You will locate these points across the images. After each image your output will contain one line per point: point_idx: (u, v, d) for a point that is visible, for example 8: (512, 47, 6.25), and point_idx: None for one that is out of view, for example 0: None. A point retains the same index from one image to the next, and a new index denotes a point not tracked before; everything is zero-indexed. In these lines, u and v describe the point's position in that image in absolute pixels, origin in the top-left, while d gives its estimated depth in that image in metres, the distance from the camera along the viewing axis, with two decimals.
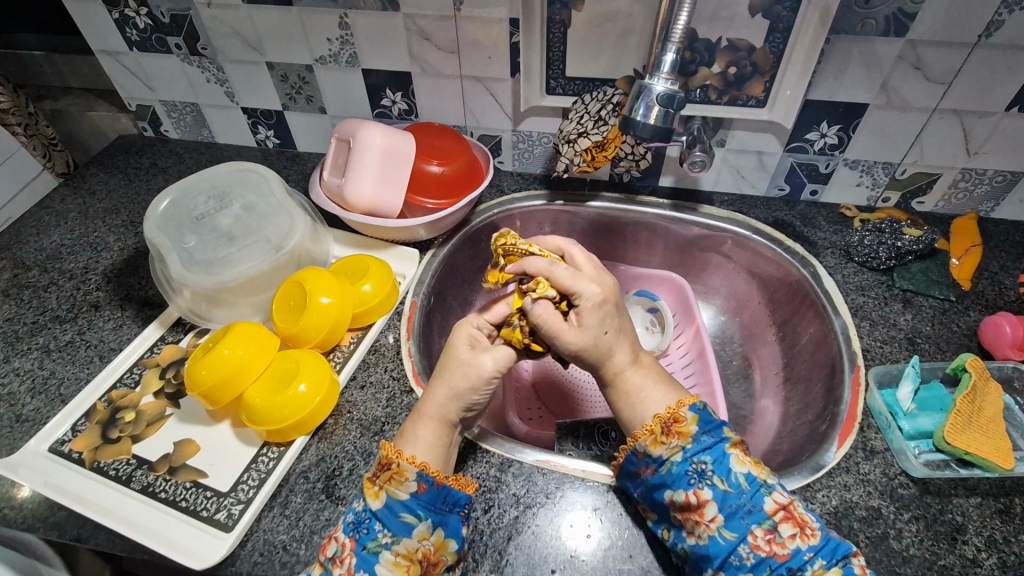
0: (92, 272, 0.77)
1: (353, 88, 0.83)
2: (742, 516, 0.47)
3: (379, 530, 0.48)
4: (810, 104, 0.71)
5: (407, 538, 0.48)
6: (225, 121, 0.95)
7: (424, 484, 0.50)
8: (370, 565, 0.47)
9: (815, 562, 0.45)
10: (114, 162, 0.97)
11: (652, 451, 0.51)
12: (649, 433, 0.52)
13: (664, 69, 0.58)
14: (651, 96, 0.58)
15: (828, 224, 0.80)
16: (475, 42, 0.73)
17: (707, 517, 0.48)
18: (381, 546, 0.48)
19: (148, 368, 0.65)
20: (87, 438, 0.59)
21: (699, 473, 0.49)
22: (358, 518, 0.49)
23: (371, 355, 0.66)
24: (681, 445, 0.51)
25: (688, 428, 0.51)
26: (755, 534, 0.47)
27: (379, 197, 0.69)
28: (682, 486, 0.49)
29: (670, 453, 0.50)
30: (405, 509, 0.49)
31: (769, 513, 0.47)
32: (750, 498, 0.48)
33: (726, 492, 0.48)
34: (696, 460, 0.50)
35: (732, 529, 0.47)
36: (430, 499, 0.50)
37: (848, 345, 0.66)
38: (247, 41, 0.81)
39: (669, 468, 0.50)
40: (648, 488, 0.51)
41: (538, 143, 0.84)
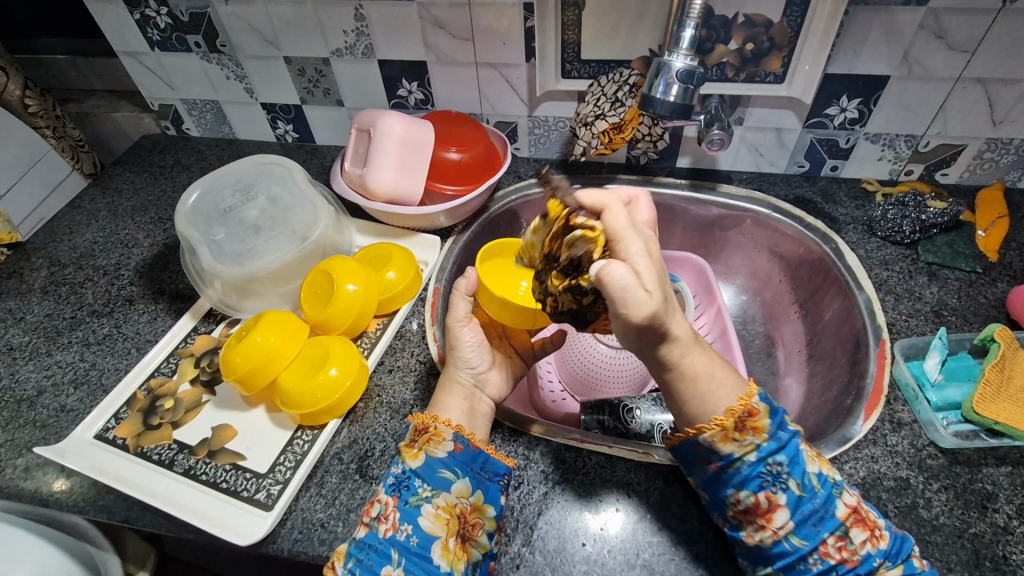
0: (125, 268, 0.80)
1: (369, 79, 0.84)
2: (813, 522, 0.47)
3: (419, 485, 0.51)
4: (828, 78, 0.70)
5: (447, 492, 0.51)
6: (244, 116, 0.96)
7: (459, 445, 0.53)
8: (414, 518, 0.49)
9: (884, 564, 0.45)
10: (140, 161, 0.99)
11: (719, 447, 0.48)
12: (720, 429, 0.48)
13: (683, 45, 0.58)
14: (670, 73, 0.58)
15: (849, 199, 0.79)
16: (489, 27, 0.74)
17: (778, 521, 0.47)
18: (423, 500, 0.50)
19: (184, 358, 0.67)
20: (130, 424, 0.61)
21: (774, 476, 0.47)
22: (397, 479, 0.51)
23: (397, 341, 0.67)
24: (754, 444, 0.48)
25: (761, 424, 0.48)
26: (826, 541, 0.46)
27: (400, 185, 0.69)
28: (754, 488, 0.47)
29: (742, 452, 0.48)
30: (444, 466, 0.52)
31: (840, 519, 0.46)
32: (826, 500, 0.47)
33: (800, 497, 0.47)
34: (771, 461, 0.48)
35: (801, 534, 0.47)
36: (467, 459, 0.53)
37: (873, 320, 0.65)
38: (264, 36, 0.82)
39: (740, 466, 0.48)
40: (714, 479, 0.49)
41: (554, 128, 0.84)
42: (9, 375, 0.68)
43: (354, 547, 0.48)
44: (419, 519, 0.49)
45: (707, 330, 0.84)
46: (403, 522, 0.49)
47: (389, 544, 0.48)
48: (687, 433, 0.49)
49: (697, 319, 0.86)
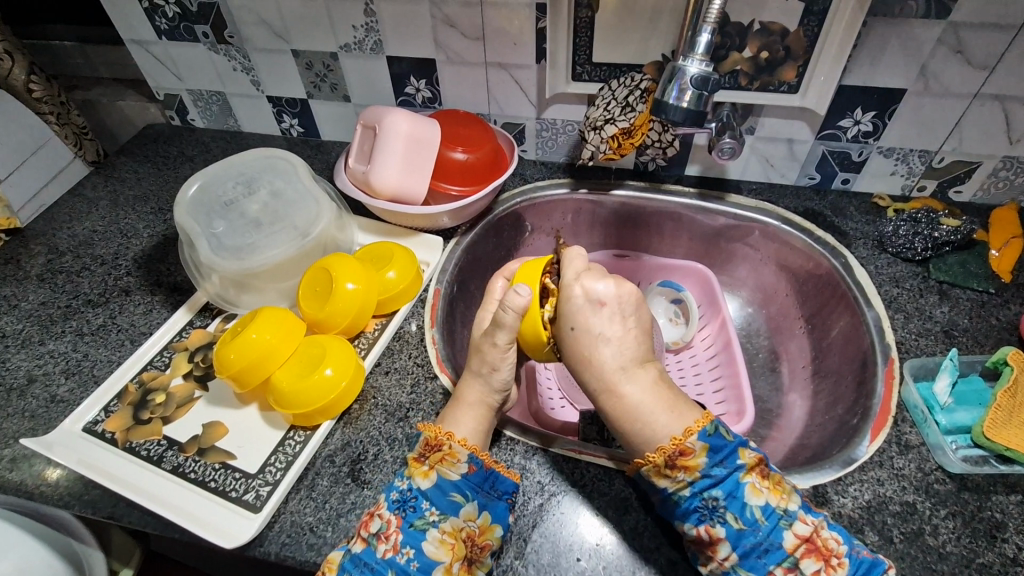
0: (123, 258, 0.79)
1: (377, 75, 0.83)
2: (758, 555, 0.46)
3: (425, 508, 0.49)
4: (843, 90, 0.69)
5: (455, 516, 0.49)
6: (250, 110, 0.96)
7: (473, 466, 0.52)
8: (417, 542, 0.48)
9: None
10: (143, 150, 0.98)
11: (656, 480, 0.48)
12: (654, 464, 0.48)
13: (699, 51, 0.56)
14: (684, 78, 0.56)
15: (860, 214, 0.77)
16: (500, 27, 0.73)
17: (722, 555, 0.46)
18: (429, 524, 0.49)
19: (178, 352, 0.66)
20: (120, 418, 0.60)
21: (710, 510, 0.47)
22: (403, 497, 0.50)
23: (395, 342, 0.66)
24: (687, 479, 0.48)
25: (697, 460, 0.48)
26: (774, 573, 0.45)
27: (404, 183, 0.68)
28: (692, 521, 0.47)
29: (677, 487, 0.48)
30: (455, 488, 0.50)
31: (788, 551, 0.45)
32: (767, 531, 0.46)
33: (740, 530, 0.46)
34: (707, 495, 0.47)
35: (749, 566, 0.46)
36: (477, 481, 0.51)
37: (881, 338, 0.64)
38: (272, 29, 0.82)
39: (679, 499, 0.48)
40: (660, 510, 0.49)
41: (562, 132, 0.83)
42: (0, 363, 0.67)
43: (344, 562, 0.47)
44: (423, 544, 0.48)
45: (710, 341, 0.83)
46: (404, 544, 0.48)
47: (388, 565, 0.47)
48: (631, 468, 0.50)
49: (699, 331, 0.85)
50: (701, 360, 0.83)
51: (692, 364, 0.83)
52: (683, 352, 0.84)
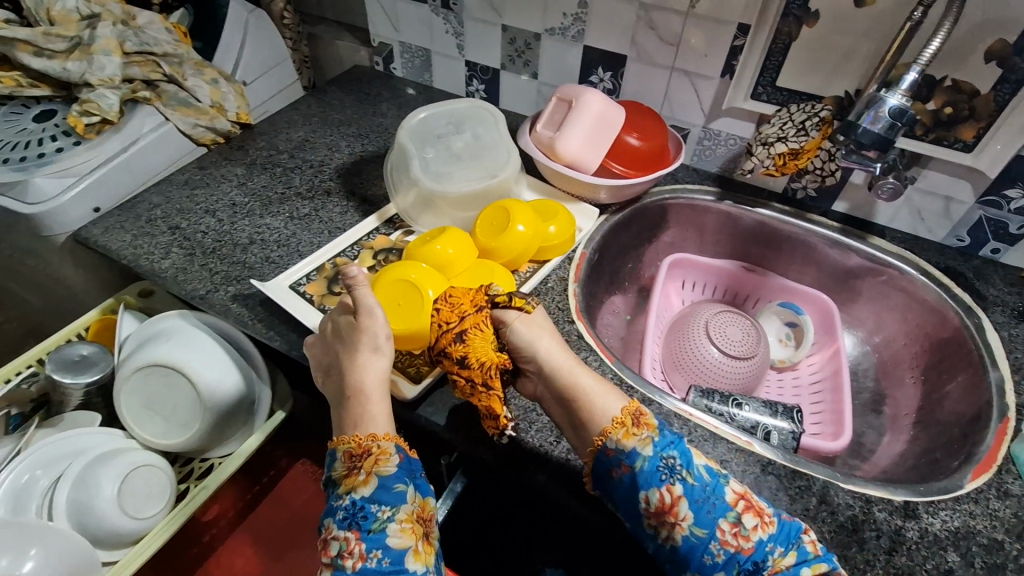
0: (327, 166, 0.94)
1: (569, 61, 0.94)
2: (708, 511, 0.51)
3: (376, 509, 0.51)
4: (1019, 160, 0.71)
5: (403, 505, 0.51)
6: (446, 69, 1.09)
7: (402, 454, 0.54)
8: (381, 541, 0.49)
9: (776, 549, 0.50)
10: (349, 86, 1.15)
11: (622, 445, 0.53)
12: (620, 427, 0.54)
13: (903, 86, 0.62)
14: (882, 108, 0.62)
15: (1004, 284, 0.79)
16: (697, 38, 0.81)
17: (681, 515, 0.51)
18: (385, 521, 0.50)
19: (365, 249, 0.80)
20: (318, 285, 0.74)
21: (670, 468, 0.52)
22: (352, 510, 0.51)
23: (541, 286, 0.76)
24: (649, 437, 0.54)
25: (652, 421, 0.55)
26: (722, 529, 0.50)
27: (583, 154, 0.78)
28: (655, 484, 0.52)
29: (642, 445, 0.53)
30: (397, 479, 0.52)
31: (731, 505, 0.51)
32: (712, 485, 0.52)
33: (693, 486, 0.52)
34: (665, 455, 0.53)
35: (702, 525, 0.51)
36: (409, 466, 0.54)
37: (1001, 397, 0.66)
38: (492, 3, 0.95)
39: (642, 463, 0.53)
40: (621, 484, 0.53)
41: (723, 144, 0.90)
42: (230, 224, 0.84)
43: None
44: (388, 541, 0.50)
45: (817, 368, 0.87)
46: (369, 550, 0.49)
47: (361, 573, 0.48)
48: (595, 444, 0.55)
49: (809, 356, 0.89)
50: (805, 383, 0.87)
51: (795, 385, 0.87)
52: (789, 372, 0.89)
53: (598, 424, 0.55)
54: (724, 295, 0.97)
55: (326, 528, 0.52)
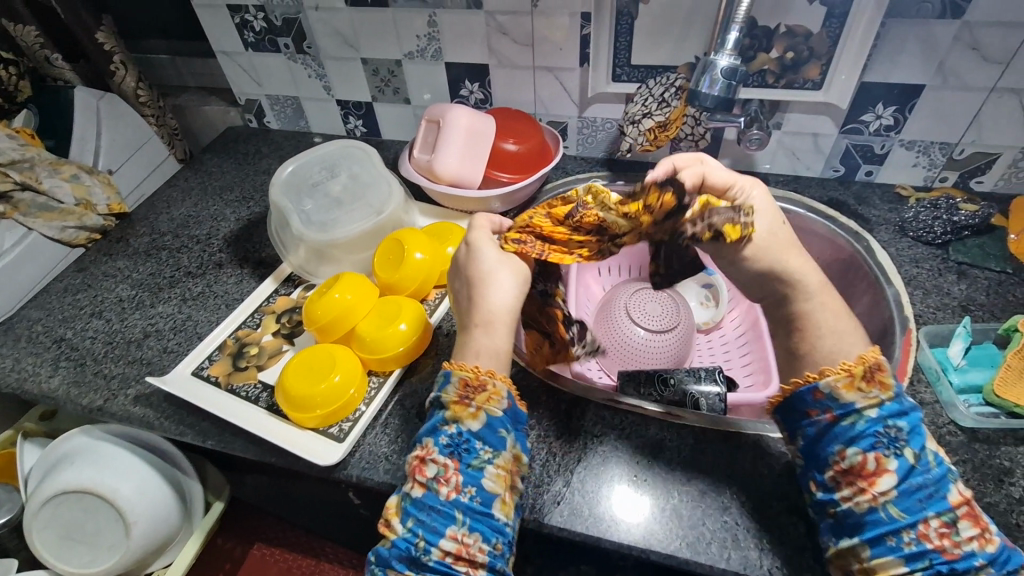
0: (215, 237, 0.90)
1: (436, 80, 0.94)
2: (920, 499, 0.47)
3: (480, 448, 0.52)
4: (864, 87, 0.75)
5: (504, 452, 0.53)
6: (321, 112, 1.08)
7: (512, 403, 0.55)
8: (476, 480, 0.51)
9: (984, 566, 0.45)
10: (226, 149, 1.11)
11: (841, 395, 0.51)
12: (846, 374, 0.51)
13: (728, 46, 0.63)
14: (715, 71, 0.63)
15: (883, 202, 0.83)
16: (548, 35, 0.82)
17: (880, 486, 0.48)
18: (485, 462, 0.52)
19: (267, 314, 0.76)
20: (222, 365, 0.70)
21: (891, 438, 0.49)
22: (454, 441, 0.53)
23: (453, 309, 0.75)
24: (880, 399, 0.50)
25: (888, 382, 0.51)
26: (929, 523, 0.46)
27: (463, 169, 0.78)
28: (865, 445, 0.49)
29: (864, 403, 0.50)
30: (502, 425, 0.54)
31: (952, 506, 0.47)
32: (941, 478, 0.48)
33: (914, 466, 0.48)
34: (891, 424, 0.50)
35: (903, 508, 0.47)
36: (513, 416, 0.55)
37: (900, 311, 0.68)
38: (346, 39, 0.94)
39: (855, 421, 0.50)
40: (820, 430, 0.52)
41: (601, 129, 0.91)
42: (120, 322, 0.79)
43: (411, 506, 0.51)
44: (482, 481, 0.51)
45: (740, 321, 0.89)
46: (466, 484, 0.51)
47: (453, 506, 0.50)
48: (805, 380, 0.53)
49: (730, 311, 0.90)
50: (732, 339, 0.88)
51: (722, 343, 0.89)
52: (714, 333, 0.90)
53: (835, 357, 0.53)
54: (639, 272, 0.98)
55: (427, 447, 0.53)
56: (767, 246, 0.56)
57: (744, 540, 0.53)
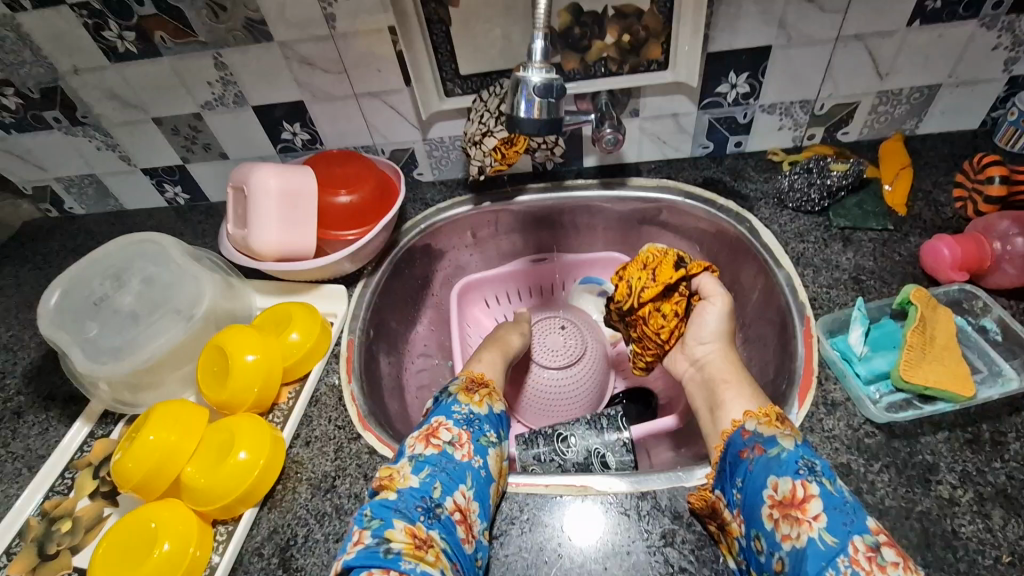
0: (10, 376, 0.73)
1: (249, 128, 0.80)
2: (845, 522, 0.43)
3: (486, 430, 0.56)
4: (712, 58, 0.68)
5: (502, 443, 0.56)
6: (128, 186, 0.90)
7: (503, 412, 0.60)
8: (484, 453, 0.53)
9: None
10: (21, 252, 0.91)
11: (763, 431, 0.49)
12: (764, 416, 0.50)
13: (536, 58, 0.52)
14: (528, 88, 0.52)
15: (758, 173, 0.77)
16: (359, 57, 0.70)
17: (811, 513, 0.43)
18: (490, 442, 0.54)
19: (80, 470, 0.61)
20: (24, 559, 0.55)
21: (810, 468, 0.46)
22: (467, 417, 0.55)
23: (313, 407, 0.62)
24: (794, 437, 0.48)
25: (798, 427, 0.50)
26: (857, 546, 0.41)
27: (289, 240, 0.65)
28: (790, 474, 0.46)
29: (784, 438, 0.48)
30: (493, 422, 0.57)
31: (873, 531, 0.42)
32: (856, 507, 0.44)
33: (835, 493, 0.44)
34: (807, 457, 0.47)
35: (834, 532, 0.42)
36: (502, 424, 0.59)
37: (795, 297, 0.63)
38: (125, 100, 0.77)
39: (779, 452, 0.47)
40: (749, 467, 0.48)
41: (452, 149, 0.81)
42: None
43: (423, 459, 0.51)
44: (488, 458, 0.53)
45: None
46: (477, 453, 0.53)
47: (466, 467, 0.51)
48: (733, 427, 0.52)
49: None
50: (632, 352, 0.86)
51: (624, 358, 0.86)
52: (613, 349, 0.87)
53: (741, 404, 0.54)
54: (531, 293, 0.91)
55: (438, 419, 0.55)
56: (708, 321, 0.61)
57: None
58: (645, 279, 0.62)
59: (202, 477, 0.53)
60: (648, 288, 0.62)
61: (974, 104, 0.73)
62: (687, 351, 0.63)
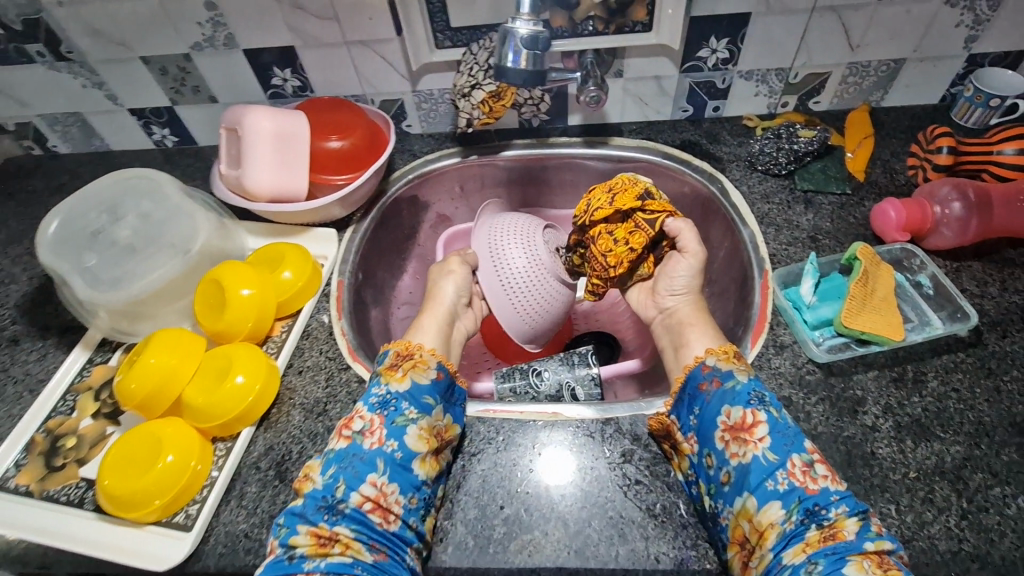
0: (3, 307, 0.75)
1: (239, 71, 0.80)
2: (786, 443, 0.49)
3: (405, 407, 0.54)
4: (694, 22, 0.71)
5: (429, 415, 0.54)
6: (114, 126, 0.90)
7: (441, 373, 0.57)
8: (399, 435, 0.52)
9: (840, 504, 0.46)
10: (4, 188, 0.91)
11: (721, 367, 0.54)
12: (723, 353, 0.56)
13: (523, 10, 0.55)
14: (515, 40, 0.55)
15: (733, 137, 0.81)
16: (351, 4, 0.71)
17: (758, 435, 0.50)
18: (408, 420, 0.53)
19: (81, 393, 0.65)
20: (33, 470, 0.59)
21: (760, 399, 0.52)
22: (383, 399, 0.54)
23: (304, 340, 0.66)
24: (747, 372, 0.54)
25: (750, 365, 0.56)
26: (794, 462, 0.48)
27: (281, 183, 0.67)
28: (742, 403, 0.51)
29: (739, 372, 0.54)
30: (427, 392, 0.55)
31: (809, 450, 0.49)
32: (797, 431, 0.50)
33: (779, 419, 0.50)
34: (757, 389, 0.53)
35: (776, 451, 0.49)
36: (443, 389, 0.57)
37: (756, 253, 0.69)
38: (112, 37, 0.77)
39: (733, 385, 0.53)
40: (706, 398, 0.53)
41: (441, 101, 0.83)
42: None
43: (332, 456, 0.51)
44: (405, 438, 0.52)
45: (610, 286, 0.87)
46: (390, 437, 0.52)
47: (377, 454, 0.51)
48: (693, 363, 0.56)
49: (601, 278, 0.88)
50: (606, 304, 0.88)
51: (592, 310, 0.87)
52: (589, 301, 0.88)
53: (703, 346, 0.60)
54: None
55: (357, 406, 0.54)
56: (682, 273, 0.65)
57: (631, 532, 0.51)
58: (604, 200, 0.67)
59: (201, 398, 0.57)
60: (603, 207, 0.67)
61: (936, 79, 0.77)
62: (657, 299, 0.67)
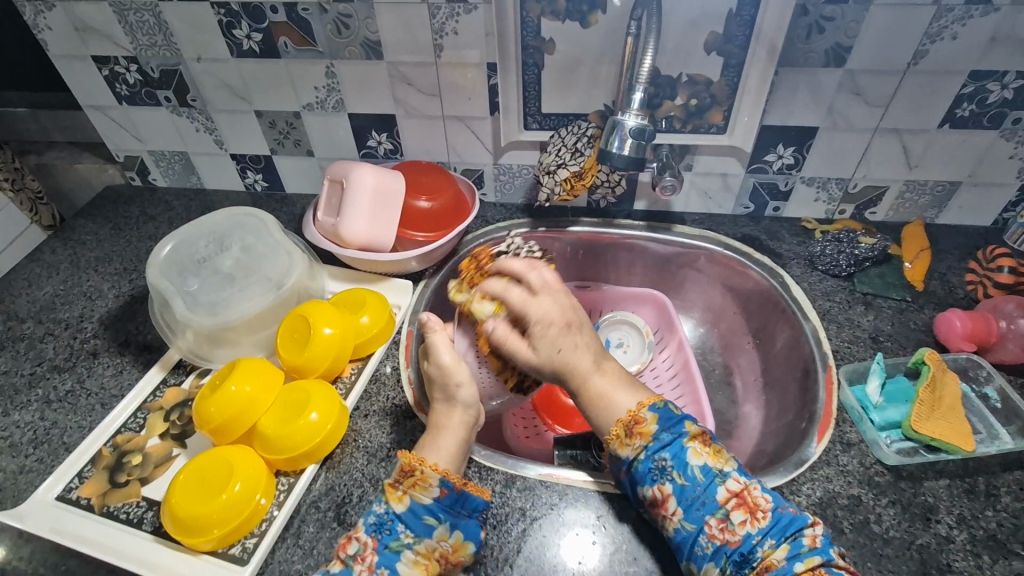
0: (88, 321, 0.78)
1: (340, 131, 0.88)
2: (696, 507, 0.53)
3: (401, 530, 0.53)
4: (765, 129, 0.77)
5: (427, 539, 0.53)
6: (213, 167, 0.98)
7: (445, 489, 0.55)
8: (393, 562, 0.52)
9: (765, 543, 0.50)
10: (102, 212, 0.98)
11: (620, 453, 0.58)
12: (616, 437, 0.59)
13: (635, 107, 0.66)
14: (624, 131, 0.66)
15: (792, 237, 0.86)
16: (455, 84, 0.79)
17: (671, 509, 0.53)
18: (403, 545, 0.53)
19: (152, 412, 0.66)
20: (95, 483, 0.60)
21: (661, 469, 0.55)
22: (380, 520, 0.53)
23: (372, 385, 0.68)
24: (642, 445, 0.57)
25: (649, 429, 0.58)
26: (709, 523, 0.52)
27: (373, 233, 0.72)
28: (649, 482, 0.55)
29: (634, 454, 0.57)
30: (427, 512, 0.54)
31: (721, 503, 0.53)
32: (704, 487, 0.54)
33: (683, 485, 0.54)
34: (658, 457, 0.56)
35: (691, 519, 0.52)
36: (449, 503, 0.55)
37: (819, 348, 0.70)
38: (235, 91, 0.86)
39: (637, 465, 0.56)
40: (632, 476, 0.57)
41: (518, 176, 0.89)
42: None
43: None
44: (397, 564, 0.52)
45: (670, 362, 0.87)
46: (381, 565, 0.51)
47: None
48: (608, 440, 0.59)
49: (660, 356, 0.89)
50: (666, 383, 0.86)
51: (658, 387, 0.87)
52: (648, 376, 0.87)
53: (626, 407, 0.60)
54: None
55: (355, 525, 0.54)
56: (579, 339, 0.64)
57: None
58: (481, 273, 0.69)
59: (274, 430, 0.59)
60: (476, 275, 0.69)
61: (990, 203, 0.82)
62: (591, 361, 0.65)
